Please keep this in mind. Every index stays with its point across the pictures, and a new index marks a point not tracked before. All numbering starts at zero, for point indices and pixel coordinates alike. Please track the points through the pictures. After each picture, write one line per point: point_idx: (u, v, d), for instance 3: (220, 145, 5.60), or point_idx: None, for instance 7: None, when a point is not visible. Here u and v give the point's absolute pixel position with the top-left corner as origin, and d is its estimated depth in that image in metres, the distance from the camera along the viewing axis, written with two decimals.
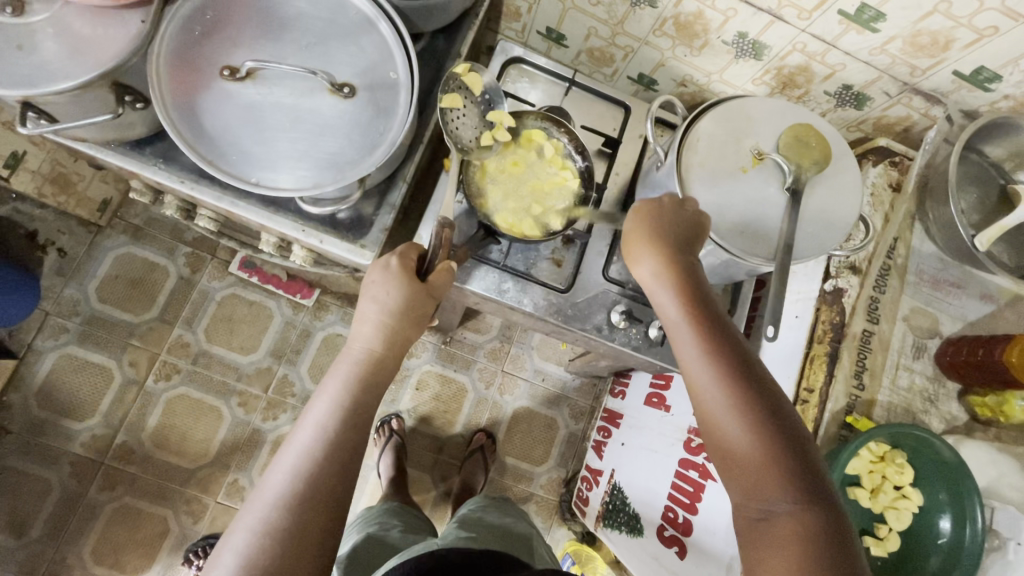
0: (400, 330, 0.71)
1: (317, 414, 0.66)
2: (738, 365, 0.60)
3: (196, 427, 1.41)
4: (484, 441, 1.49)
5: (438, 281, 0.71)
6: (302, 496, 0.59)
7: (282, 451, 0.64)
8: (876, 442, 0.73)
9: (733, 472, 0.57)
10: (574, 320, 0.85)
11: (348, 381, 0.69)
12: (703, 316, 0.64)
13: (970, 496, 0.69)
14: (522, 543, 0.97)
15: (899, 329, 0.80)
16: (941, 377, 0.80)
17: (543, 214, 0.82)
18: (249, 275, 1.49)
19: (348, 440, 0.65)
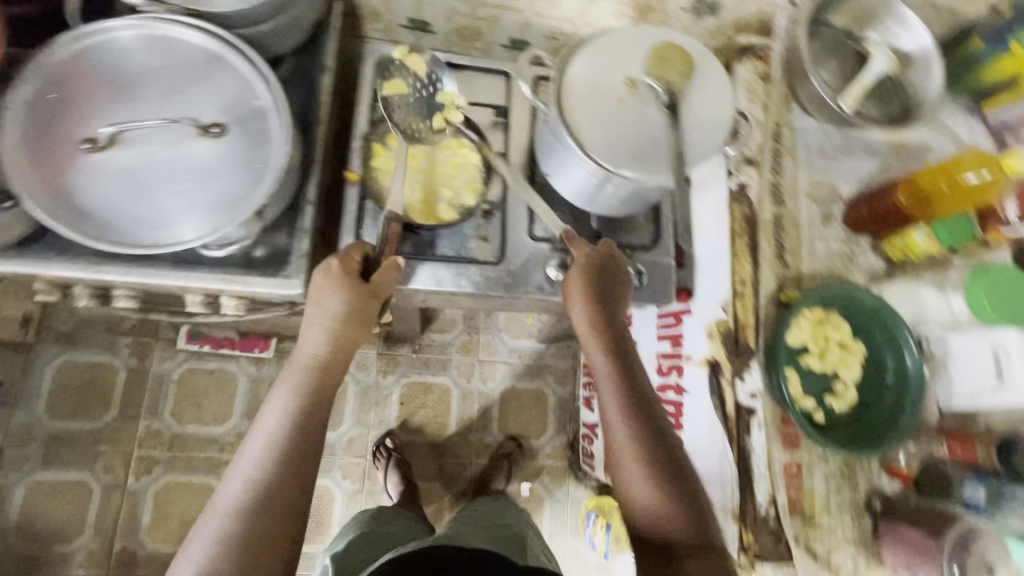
0: (344, 334, 0.75)
1: (268, 426, 0.71)
2: (643, 417, 0.75)
3: (193, 510, 1.38)
4: (512, 449, 1.52)
5: (380, 279, 0.77)
6: (254, 506, 0.64)
7: (236, 464, 0.69)
8: (810, 308, 0.79)
9: (639, 511, 0.71)
10: (515, 286, 0.88)
11: (298, 391, 0.73)
12: (621, 376, 0.77)
13: (902, 330, 0.76)
14: (516, 537, 1.04)
15: (804, 204, 0.86)
16: (852, 235, 0.86)
17: (455, 194, 0.87)
18: (201, 345, 1.46)
19: (300, 449, 0.69)
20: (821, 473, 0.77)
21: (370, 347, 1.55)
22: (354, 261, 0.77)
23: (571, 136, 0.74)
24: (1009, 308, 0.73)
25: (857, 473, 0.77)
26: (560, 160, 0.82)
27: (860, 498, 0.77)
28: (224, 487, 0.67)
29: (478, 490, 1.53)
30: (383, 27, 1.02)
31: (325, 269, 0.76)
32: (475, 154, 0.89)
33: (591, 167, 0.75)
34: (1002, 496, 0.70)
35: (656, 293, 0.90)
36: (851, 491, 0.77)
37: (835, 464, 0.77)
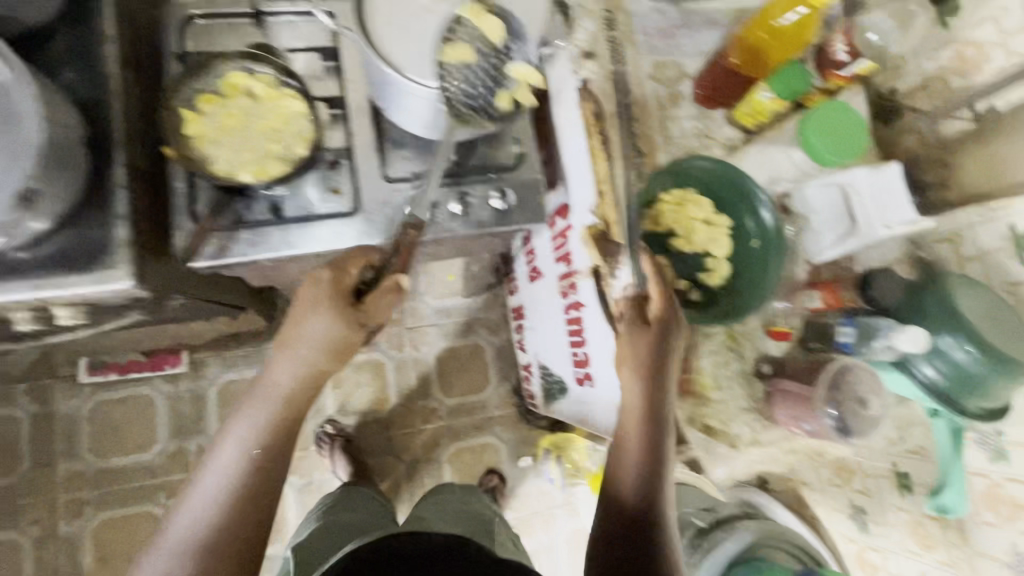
0: (318, 366, 0.76)
1: (225, 457, 0.71)
2: (658, 446, 0.70)
3: (139, 541, 1.33)
4: (496, 483, 1.51)
5: (371, 307, 0.78)
6: (199, 540, 0.66)
7: (196, 486, 0.71)
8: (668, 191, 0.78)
9: (615, 501, 0.70)
10: (375, 232, 0.84)
11: (255, 420, 0.73)
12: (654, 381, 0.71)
13: (750, 187, 0.76)
14: (484, 527, 1.04)
15: (651, 88, 0.82)
16: (704, 111, 0.84)
17: (285, 149, 0.77)
18: (107, 374, 1.38)
19: (254, 484, 0.70)
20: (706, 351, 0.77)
21: None
22: (347, 277, 0.77)
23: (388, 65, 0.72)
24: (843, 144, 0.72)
25: (742, 344, 0.78)
26: (389, 94, 0.78)
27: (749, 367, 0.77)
28: (169, 521, 0.69)
29: (432, 454, 1.54)
30: None
31: (310, 284, 0.77)
32: (302, 101, 0.78)
33: (421, 89, 0.74)
34: (877, 332, 0.71)
35: (527, 213, 0.90)
36: (739, 362, 0.77)
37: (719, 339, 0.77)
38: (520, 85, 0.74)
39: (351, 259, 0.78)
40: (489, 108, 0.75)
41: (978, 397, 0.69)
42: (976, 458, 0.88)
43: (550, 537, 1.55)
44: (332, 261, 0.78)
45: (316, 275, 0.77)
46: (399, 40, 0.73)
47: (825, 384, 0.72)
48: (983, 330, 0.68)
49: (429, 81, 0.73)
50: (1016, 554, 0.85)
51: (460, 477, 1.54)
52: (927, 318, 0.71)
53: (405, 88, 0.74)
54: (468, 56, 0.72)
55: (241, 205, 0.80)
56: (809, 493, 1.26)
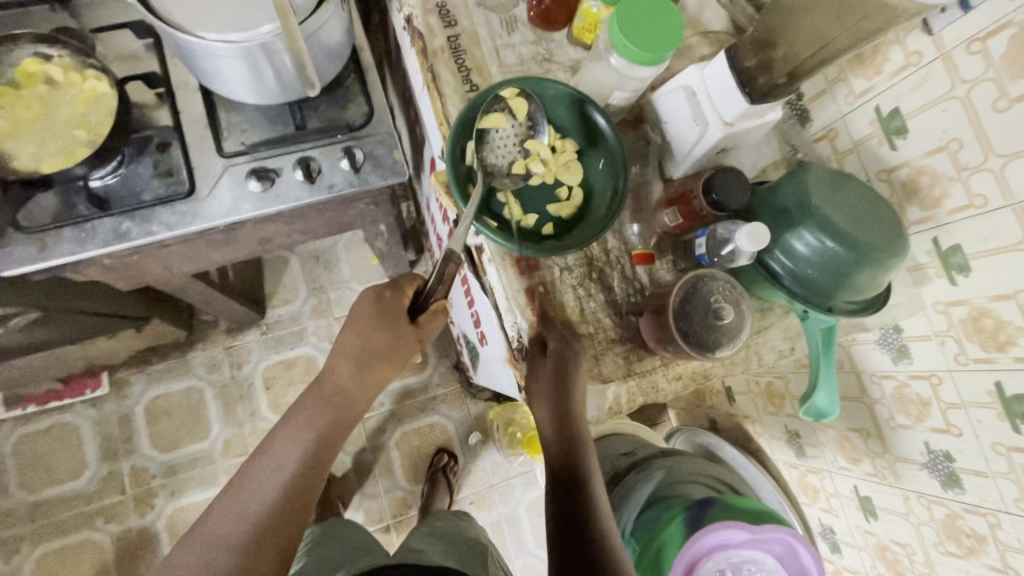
0: (379, 371, 0.76)
1: (284, 458, 0.67)
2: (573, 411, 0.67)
3: (81, 570, 1.30)
4: (447, 462, 1.47)
5: (428, 322, 0.80)
6: (254, 538, 0.61)
7: (241, 480, 0.66)
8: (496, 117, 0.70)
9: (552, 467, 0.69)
10: (216, 213, 0.78)
11: (315, 417, 0.71)
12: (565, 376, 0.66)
13: (586, 103, 0.70)
14: (479, 546, 0.92)
15: (479, 16, 0.76)
16: (543, 33, 0.77)
17: (92, 134, 0.73)
18: (26, 406, 1.35)
19: (310, 482, 0.67)
20: (568, 285, 0.72)
21: (214, 346, 1.45)
22: (406, 295, 0.79)
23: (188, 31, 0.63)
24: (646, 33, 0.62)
25: (605, 273, 0.73)
26: (205, 66, 0.70)
27: (616, 297, 0.73)
28: (208, 522, 0.63)
29: (378, 442, 1.50)
30: None
31: (374, 296, 0.77)
32: (104, 82, 0.74)
33: (225, 49, 0.65)
34: (725, 244, 0.66)
35: (384, 170, 0.83)
36: (605, 293, 0.73)
37: (580, 272, 0.72)
38: (533, 154, 0.72)
39: (404, 280, 0.82)
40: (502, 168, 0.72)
41: (847, 292, 0.66)
42: (882, 361, 0.84)
43: (510, 509, 1.53)
44: (389, 282, 0.81)
45: (378, 291, 0.78)
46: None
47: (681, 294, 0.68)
48: (840, 223, 0.63)
49: (222, 32, 0.64)
50: (931, 454, 0.81)
51: (410, 461, 1.51)
52: (784, 217, 0.66)
53: (209, 50, 0.65)
54: (498, 125, 0.70)
55: (68, 198, 0.75)
56: (750, 426, 1.23)
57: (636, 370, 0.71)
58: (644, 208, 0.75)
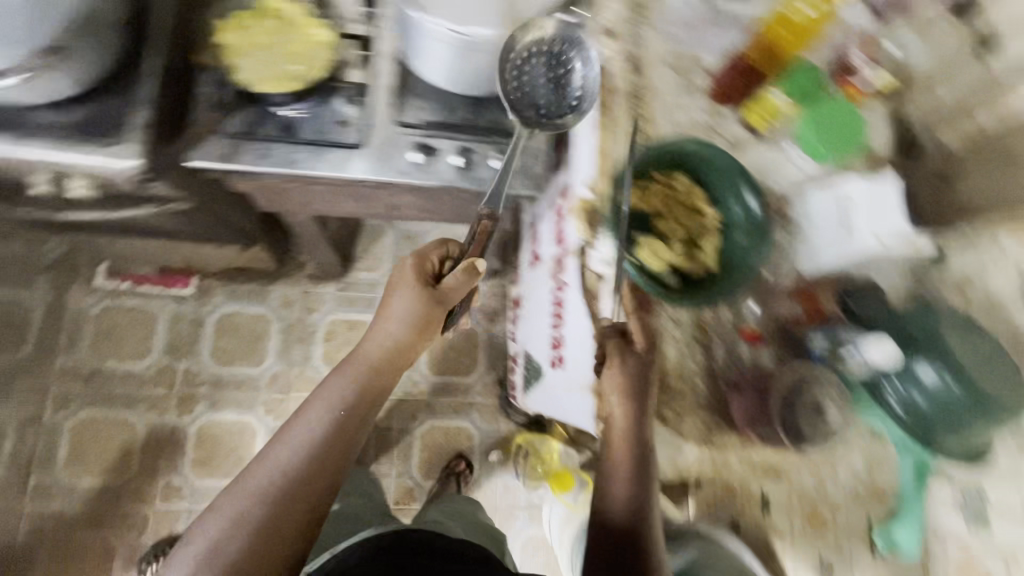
0: (409, 343, 0.81)
1: (319, 417, 0.73)
2: (641, 459, 0.67)
3: (111, 444, 1.37)
4: (462, 468, 1.49)
5: (449, 291, 0.83)
6: (288, 490, 0.67)
7: (289, 424, 0.73)
8: (653, 172, 0.78)
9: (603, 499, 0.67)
10: (379, 170, 0.87)
11: (354, 378, 0.78)
12: (639, 394, 0.68)
13: (741, 178, 0.74)
14: (494, 535, 1.06)
15: (662, 74, 0.83)
16: (716, 104, 0.83)
17: (306, 72, 0.83)
18: (121, 281, 1.44)
19: (342, 442, 0.72)
20: (674, 339, 0.75)
21: (295, 284, 1.54)
22: (428, 265, 0.85)
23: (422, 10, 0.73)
24: (839, 139, 0.73)
25: (710, 338, 0.75)
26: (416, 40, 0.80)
27: (714, 363, 0.74)
28: (258, 461, 0.69)
29: (406, 426, 1.54)
30: None
31: (418, 267, 0.84)
32: (329, 35, 0.85)
33: (445, 36, 0.74)
34: (844, 347, 0.68)
35: (530, 180, 0.90)
36: (705, 356, 0.74)
37: (688, 330, 0.75)
38: (661, 209, 0.77)
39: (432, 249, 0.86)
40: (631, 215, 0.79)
41: (957, 439, 0.62)
42: (952, 522, 0.68)
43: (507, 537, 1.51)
44: (418, 251, 0.86)
45: (420, 260, 0.84)
46: None
47: (781, 388, 0.71)
48: (966, 363, 0.62)
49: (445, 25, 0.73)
50: None
51: (428, 456, 1.53)
52: (908, 341, 0.65)
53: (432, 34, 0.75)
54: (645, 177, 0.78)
55: (261, 117, 0.84)
56: None
57: (713, 441, 0.74)
58: (769, 293, 0.76)
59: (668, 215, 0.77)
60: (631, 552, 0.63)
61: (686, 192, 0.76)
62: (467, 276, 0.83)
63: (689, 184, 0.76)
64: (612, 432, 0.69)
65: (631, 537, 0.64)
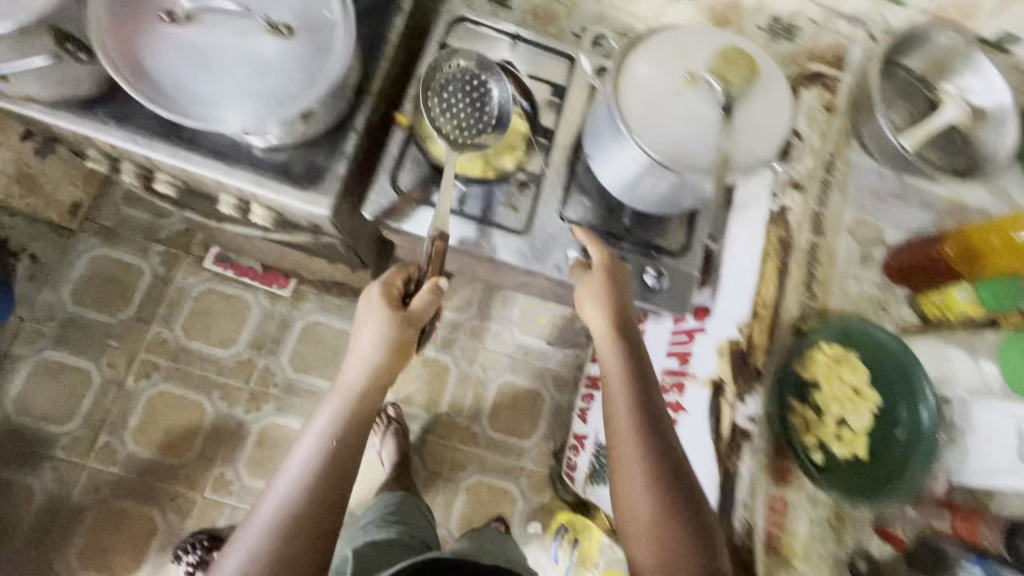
0: (387, 363, 0.83)
1: (309, 447, 0.76)
2: (643, 399, 0.75)
3: (178, 423, 1.40)
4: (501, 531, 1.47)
5: (414, 309, 0.84)
6: (290, 521, 0.69)
7: (289, 460, 0.76)
8: (826, 343, 0.76)
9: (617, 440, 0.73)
10: (534, 259, 0.87)
11: (338, 406, 0.80)
12: (623, 324, 0.80)
13: (920, 381, 0.74)
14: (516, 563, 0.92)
15: (845, 240, 0.82)
16: (888, 282, 0.82)
17: (497, 156, 0.88)
18: (225, 269, 1.49)
19: (335, 466, 0.74)
20: (806, 515, 0.72)
21: None
22: (395, 290, 0.86)
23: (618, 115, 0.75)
24: None
25: (845, 525, 0.73)
26: (600, 137, 0.83)
27: (843, 552, 0.72)
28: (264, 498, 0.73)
29: (453, 474, 1.52)
30: None
31: (381, 289, 0.86)
32: (524, 124, 0.91)
33: (639, 155, 0.75)
34: None
35: (673, 300, 0.90)
36: (835, 544, 0.72)
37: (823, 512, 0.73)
38: (827, 383, 0.76)
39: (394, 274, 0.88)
40: (796, 379, 0.76)
41: None
42: None
43: None
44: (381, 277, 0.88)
45: (385, 281, 0.87)
46: (620, 98, 0.75)
47: None
48: None
49: (647, 148, 0.73)
50: None
51: (469, 510, 1.51)
52: None
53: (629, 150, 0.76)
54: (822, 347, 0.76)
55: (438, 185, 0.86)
56: None
57: None
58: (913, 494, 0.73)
59: (833, 391, 0.75)
60: (654, 460, 0.70)
61: (856, 376, 0.76)
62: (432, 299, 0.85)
63: (861, 369, 0.76)
64: (615, 389, 0.76)
65: (654, 447, 0.71)
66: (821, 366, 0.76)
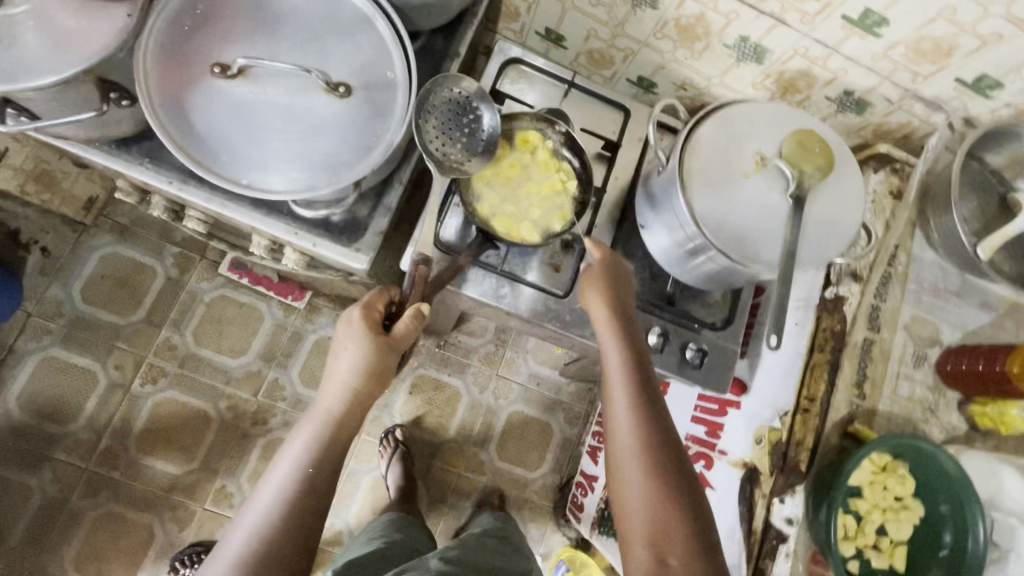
0: (363, 389, 0.74)
1: (281, 477, 0.69)
2: (647, 403, 0.68)
3: (183, 432, 1.37)
4: None
5: (398, 335, 0.75)
6: (258, 559, 0.63)
7: (260, 487, 0.70)
8: (877, 453, 0.73)
9: (614, 445, 0.67)
10: (572, 325, 0.84)
11: (312, 432, 0.73)
12: (625, 315, 0.74)
13: (971, 508, 0.69)
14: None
15: (900, 337, 0.80)
16: (941, 385, 0.80)
17: (541, 216, 0.81)
18: (240, 276, 1.42)
19: (308, 498, 0.68)
20: None
21: None
22: (376, 315, 0.77)
23: (683, 195, 0.70)
24: None
25: None
26: (656, 207, 0.78)
27: None
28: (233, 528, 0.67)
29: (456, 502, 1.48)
30: (518, 29, 0.99)
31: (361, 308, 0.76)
32: (573, 184, 0.82)
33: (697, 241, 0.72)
34: None
35: (712, 377, 0.83)
36: None
37: None
38: (872, 492, 0.73)
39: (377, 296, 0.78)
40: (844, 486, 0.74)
41: None
42: None
43: None
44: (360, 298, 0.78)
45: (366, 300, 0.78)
46: (687, 178, 0.71)
47: None
48: None
49: (711, 237, 0.69)
50: None
51: None
52: None
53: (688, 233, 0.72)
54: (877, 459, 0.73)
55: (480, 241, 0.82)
56: None
57: None
58: None
59: (878, 502, 0.73)
60: (657, 464, 0.64)
61: (904, 490, 0.73)
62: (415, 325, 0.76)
63: (908, 482, 0.73)
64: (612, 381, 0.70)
65: (656, 450, 0.65)
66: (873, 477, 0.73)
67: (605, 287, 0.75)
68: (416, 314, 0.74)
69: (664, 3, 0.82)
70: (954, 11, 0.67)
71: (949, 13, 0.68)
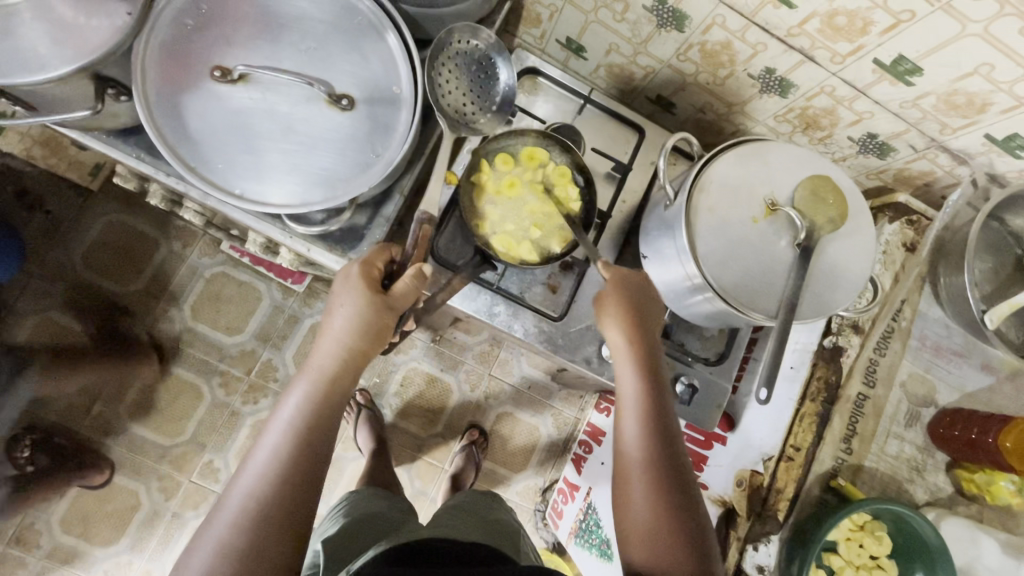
0: (360, 348, 0.67)
1: (275, 434, 0.64)
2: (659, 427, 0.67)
3: (175, 404, 1.38)
4: None
5: (399, 291, 0.66)
6: (255, 515, 0.58)
7: (252, 450, 0.64)
8: (859, 513, 0.74)
9: (621, 465, 0.67)
10: (564, 349, 0.83)
11: (306, 394, 0.66)
12: (642, 332, 0.72)
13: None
14: (513, 536, 0.82)
15: (895, 395, 0.81)
16: (929, 446, 0.80)
17: (543, 237, 0.79)
18: (240, 255, 1.41)
19: (303, 456, 0.62)
20: None
21: None
22: (376, 272, 0.67)
23: (687, 234, 0.68)
24: None
25: None
26: (657, 241, 0.75)
27: None
28: (228, 490, 0.61)
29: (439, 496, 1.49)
30: (539, 35, 0.96)
31: (359, 260, 0.68)
32: (578, 203, 0.80)
33: (698, 282, 0.69)
34: None
35: (695, 412, 0.79)
36: None
37: None
38: (850, 549, 0.74)
39: (375, 251, 0.70)
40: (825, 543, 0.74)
41: None
42: None
43: None
44: (362, 255, 0.70)
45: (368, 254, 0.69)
46: (693, 216, 0.69)
47: None
48: None
49: (709, 279, 0.67)
50: None
51: None
52: None
53: (688, 273, 0.70)
54: (859, 518, 0.74)
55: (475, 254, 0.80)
56: None
57: None
58: None
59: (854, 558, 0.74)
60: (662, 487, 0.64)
61: (884, 551, 0.74)
62: (418, 286, 0.68)
63: (886, 542, 0.74)
64: (626, 399, 0.70)
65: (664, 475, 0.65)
66: (850, 534, 0.74)
67: (625, 299, 0.72)
68: (420, 274, 0.67)
69: (690, 27, 0.79)
70: (991, 68, 0.64)
71: (987, 69, 0.64)
